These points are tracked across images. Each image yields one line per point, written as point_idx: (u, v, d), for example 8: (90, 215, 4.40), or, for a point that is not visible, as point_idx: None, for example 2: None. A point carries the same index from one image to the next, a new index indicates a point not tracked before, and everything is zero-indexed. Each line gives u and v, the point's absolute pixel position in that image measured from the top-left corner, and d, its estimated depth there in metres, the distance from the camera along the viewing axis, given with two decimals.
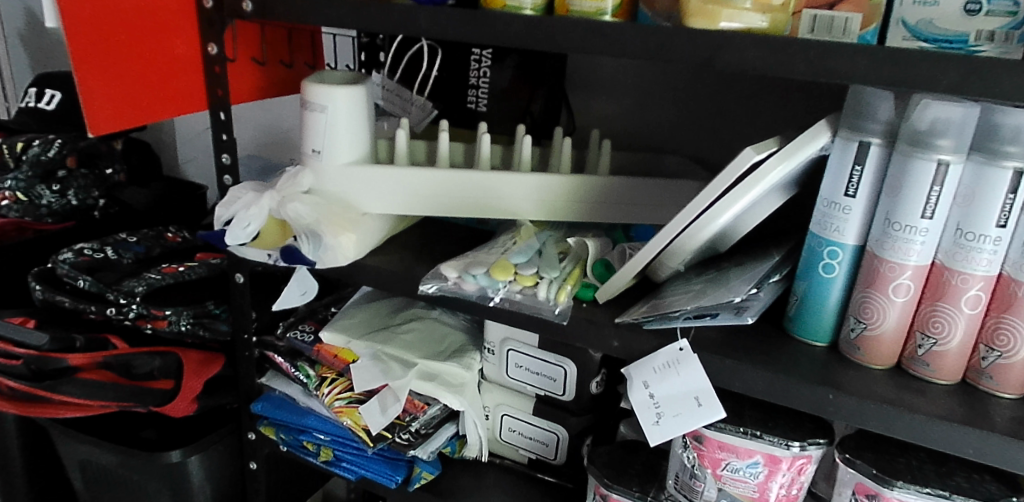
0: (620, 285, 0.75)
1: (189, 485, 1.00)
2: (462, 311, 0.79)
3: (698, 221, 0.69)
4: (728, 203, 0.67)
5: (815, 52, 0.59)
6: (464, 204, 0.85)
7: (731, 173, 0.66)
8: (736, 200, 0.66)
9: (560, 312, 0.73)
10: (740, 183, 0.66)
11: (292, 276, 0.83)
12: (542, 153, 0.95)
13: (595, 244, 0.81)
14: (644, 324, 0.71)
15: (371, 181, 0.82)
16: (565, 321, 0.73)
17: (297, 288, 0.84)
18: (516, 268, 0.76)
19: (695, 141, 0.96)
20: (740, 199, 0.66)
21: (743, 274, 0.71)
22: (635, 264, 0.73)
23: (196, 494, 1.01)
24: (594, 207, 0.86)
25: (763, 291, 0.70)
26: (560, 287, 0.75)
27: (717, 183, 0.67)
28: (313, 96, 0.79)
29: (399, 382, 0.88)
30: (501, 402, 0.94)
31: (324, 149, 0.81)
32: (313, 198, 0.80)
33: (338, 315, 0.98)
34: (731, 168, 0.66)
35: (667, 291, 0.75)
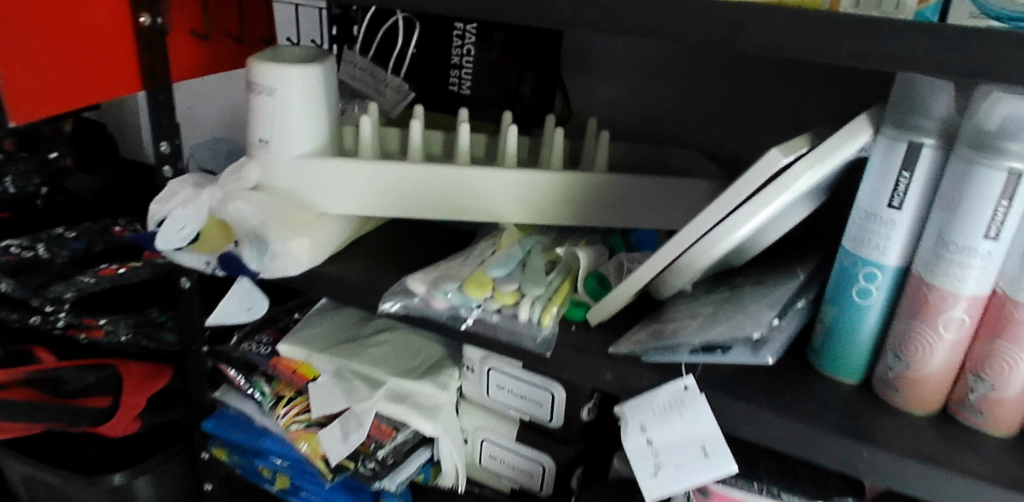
0: (616, 305, 0.64)
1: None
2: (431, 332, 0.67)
3: (710, 235, 0.57)
4: (750, 212, 0.55)
5: (862, 33, 0.47)
6: (438, 203, 0.74)
7: (753, 177, 0.54)
8: (760, 210, 0.55)
9: (542, 341, 0.62)
10: (765, 190, 0.54)
11: (236, 288, 0.73)
12: (532, 143, 0.83)
13: (587, 254, 0.69)
14: (641, 355, 0.60)
15: (328, 176, 0.71)
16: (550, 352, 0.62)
17: (240, 301, 0.73)
18: (494, 280, 0.66)
19: (707, 132, 0.84)
20: (765, 209, 0.55)
21: (761, 299, 0.60)
22: (635, 281, 0.62)
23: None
24: (587, 209, 0.74)
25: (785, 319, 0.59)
26: (544, 307, 0.64)
27: (737, 189, 0.55)
28: (259, 77, 0.67)
29: (363, 405, 0.78)
30: (480, 426, 0.85)
31: (273, 139, 0.69)
32: (260, 196, 0.69)
33: (299, 325, 0.87)
34: (754, 171, 0.54)
35: (672, 314, 0.64)
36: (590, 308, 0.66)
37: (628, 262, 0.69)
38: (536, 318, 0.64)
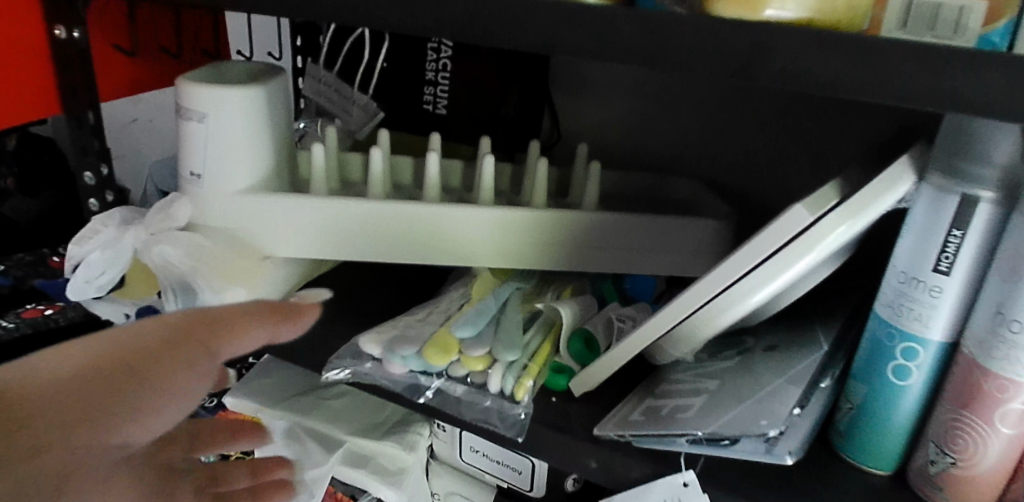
0: (604, 375, 0.54)
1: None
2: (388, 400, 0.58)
3: (718, 301, 0.47)
4: (767, 276, 0.45)
5: (916, 65, 0.37)
6: (403, 245, 0.63)
7: (771, 235, 0.44)
8: (779, 274, 0.45)
9: (515, 423, 0.52)
10: (786, 250, 0.44)
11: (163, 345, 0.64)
12: (514, 173, 0.73)
13: (570, 309, 0.59)
14: (631, 440, 0.50)
15: (271, 215, 0.60)
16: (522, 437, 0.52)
17: None
18: (461, 343, 0.56)
19: (714, 160, 0.74)
20: (785, 273, 0.45)
21: (777, 378, 0.50)
22: (626, 349, 0.52)
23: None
24: (574, 252, 0.64)
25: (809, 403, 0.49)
26: (518, 378, 0.54)
27: (752, 247, 0.45)
28: (190, 99, 0.57)
29: (317, 472, 0.70)
30: (452, 491, 0.75)
31: (207, 173, 0.59)
32: (191, 239, 0.59)
33: (249, 374, 0.77)
34: (773, 228, 0.44)
35: (671, 387, 0.54)
36: (573, 375, 0.56)
37: (618, 319, 0.59)
38: (509, 389, 0.54)
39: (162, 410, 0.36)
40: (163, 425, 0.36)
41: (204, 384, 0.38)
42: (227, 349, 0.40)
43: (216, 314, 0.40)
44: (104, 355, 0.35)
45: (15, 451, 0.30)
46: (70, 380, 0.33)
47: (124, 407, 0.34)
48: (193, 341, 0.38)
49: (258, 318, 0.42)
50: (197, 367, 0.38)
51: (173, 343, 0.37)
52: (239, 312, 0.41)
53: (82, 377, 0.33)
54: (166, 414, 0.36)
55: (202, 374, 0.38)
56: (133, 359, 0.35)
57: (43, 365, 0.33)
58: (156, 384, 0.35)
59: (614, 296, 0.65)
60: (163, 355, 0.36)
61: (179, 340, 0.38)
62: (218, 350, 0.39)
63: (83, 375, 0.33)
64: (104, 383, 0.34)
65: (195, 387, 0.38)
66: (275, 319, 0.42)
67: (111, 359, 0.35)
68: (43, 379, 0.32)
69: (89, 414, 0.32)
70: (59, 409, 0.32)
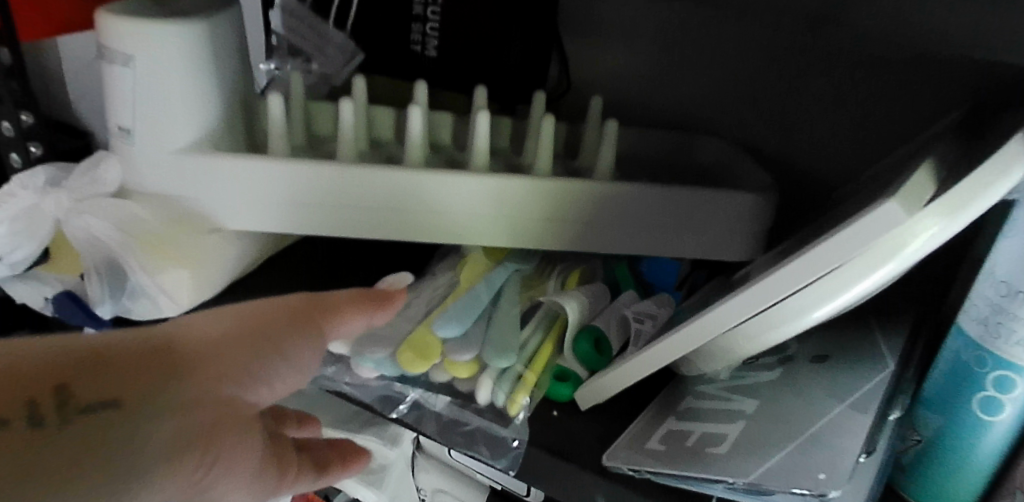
0: (616, 389, 0.45)
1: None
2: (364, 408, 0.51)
3: (769, 313, 0.37)
4: (833, 288, 0.36)
5: None
6: (384, 216, 0.51)
7: (847, 239, 0.34)
8: (848, 286, 0.35)
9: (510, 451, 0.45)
10: (862, 258, 0.34)
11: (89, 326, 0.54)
12: (516, 129, 0.62)
13: (576, 305, 0.49)
14: (647, 477, 0.41)
15: (218, 179, 0.48)
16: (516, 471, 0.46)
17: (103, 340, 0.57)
18: (444, 344, 0.47)
19: (752, 117, 0.63)
20: (857, 284, 0.35)
21: (833, 406, 0.41)
22: (645, 363, 0.43)
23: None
24: (590, 230, 0.53)
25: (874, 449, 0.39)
26: (513, 392, 0.45)
27: (818, 252, 0.34)
28: (110, 37, 0.46)
29: None
30: (439, 489, 0.66)
31: (137, 127, 0.47)
32: (121, 209, 0.48)
33: None
34: (850, 232, 0.33)
35: (697, 407, 0.45)
36: (579, 384, 0.48)
37: (635, 319, 0.50)
38: (500, 403, 0.46)
39: (282, 376, 0.35)
40: (289, 388, 0.36)
41: (314, 352, 0.36)
42: (339, 333, 0.37)
43: (326, 296, 0.37)
44: (246, 321, 0.35)
45: (165, 407, 0.31)
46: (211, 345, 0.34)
47: (264, 374, 0.35)
48: (310, 320, 0.36)
49: (371, 308, 0.37)
50: (311, 349, 0.36)
51: (296, 321, 0.36)
52: (347, 301, 0.37)
53: (225, 344, 0.34)
54: (294, 379, 0.36)
55: (313, 353, 0.36)
56: (263, 328, 0.35)
57: (190, 327, 0.34)
58: (284, 357, 0.35)
59: (629, 284, 0.56)
60: (287, 329, 0.35)
61: (297, 319, 0.36)
62: (330, 332, 0.36)
63: (224, 341, 0.34)
64: (239, 348, 0.34)
65: (310, 359, 0.36)
66: (370, 308, 0.37)
67: (249, 326, 0.35)
68: (210, 337, 0.34)
69: (232, 379, 0.34)
70: (223, 365, 0.34)
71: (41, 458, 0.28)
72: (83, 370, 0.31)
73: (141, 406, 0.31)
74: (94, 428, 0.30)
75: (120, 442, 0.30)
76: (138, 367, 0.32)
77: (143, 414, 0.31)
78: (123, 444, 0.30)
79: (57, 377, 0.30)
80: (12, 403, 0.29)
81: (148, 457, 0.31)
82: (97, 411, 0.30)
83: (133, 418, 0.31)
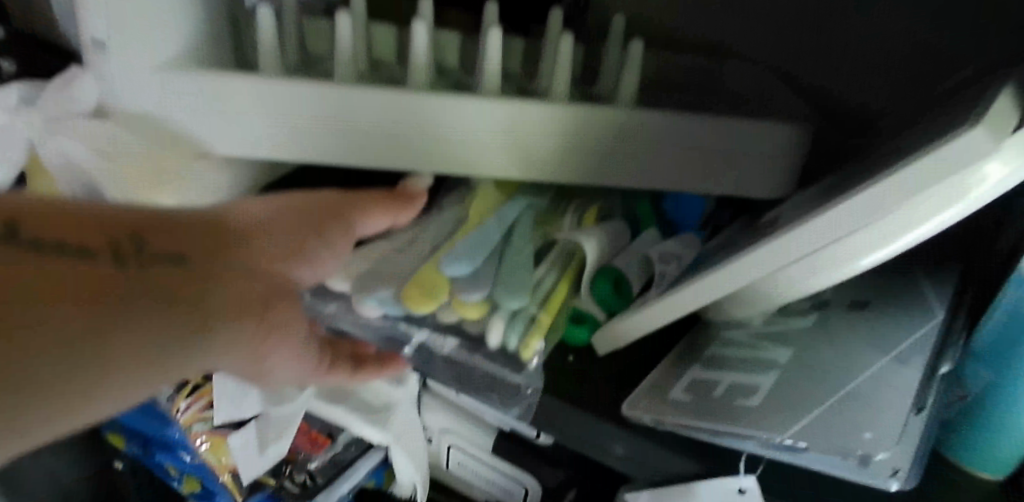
0: (638, 336, 0.42)
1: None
2: (369, 349, 0.49)
3: (818, 252, 0.34)
4: (889, 232, 0.32)
5: None
6: (387, 144, 0.46)
7: (910, 180, 0.30)
8: (905, 230, 0.32)
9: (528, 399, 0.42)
10: (922, 199, 0.31)
11: None
12: (530, 50, 0.57)
13: (595, 243, 0.46)
14: (672, 430, 0.39)
15: (204, 100, 0.44)
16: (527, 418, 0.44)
17: None
18: (452, 282, 0.44)
19: (791, 40, 0.58)
20: (916, 228, 0.32)
21: (876, 358, 0.37)
22: (669, 308, 0.39)
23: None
24: (613, 164, 0.47)
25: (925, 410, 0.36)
26: (525, 336, 0.42)
27: (877, 194, 0.31)
28: None
29: (284, 411, 0.56)
30: (446, 429, 0.63)
31: (112, 39, 0.42)
32: (95, 129, 0.44)
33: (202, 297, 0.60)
34: (910, 171, 0.30)
35: (722, 354, 0.41)
36: (597, 327, 0.45)
37: (659, 261, 0.47)
38: (511, 347, 0.42)
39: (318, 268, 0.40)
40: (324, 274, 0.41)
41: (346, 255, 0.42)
42: (364, 231, 0.42)
43: (356, 196, 0.42)
44: (288, 211, 0.40)
45: (222, 270, 0.35)
46: (260, 225, 0.38)
47: (304, 255, 0.39)
48: (337, 218, 0.41)
49: (400, 210, 0.43)
50: (344, 238, 0.41)
51: (335, 216, 0.41)
52: (391, 199, 0.43)
53: (273, 225, 0.39)
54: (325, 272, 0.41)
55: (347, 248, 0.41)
56: (308, 210, 0.40)
57: (236, 208, 0.39)
58: (320, 243, 0.40)
59: (650, 221, 0.52)
60: (324, 228, 0.40)
61: (332, 211, 0.41)
62: (359, 229, 0.42)
63: (266, 223, 0.39)
64: (290, 226, 0.39)
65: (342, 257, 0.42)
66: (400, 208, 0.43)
67: (290, 218, 0.39)
68: (258, 221, 0.39)
69: (277, 254, 0.38)
70: (270, 243, 0.38)
71: (132, 288, 0.31)
72: (153, 228, 0.34)
73: (211, 263, 0.35)
74: (174, 274, 0.33)
75: (193, 296, 0.33)
76: (194, 237, 0.35)
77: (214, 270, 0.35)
78: (188, 294, 0.33)
79: (130, 227, 0.33)
80: (97, 245, 0.32)
81: (216, 311, 0.34)
82: (176, 260, 0.34)
83: (199, 272, 0.34)
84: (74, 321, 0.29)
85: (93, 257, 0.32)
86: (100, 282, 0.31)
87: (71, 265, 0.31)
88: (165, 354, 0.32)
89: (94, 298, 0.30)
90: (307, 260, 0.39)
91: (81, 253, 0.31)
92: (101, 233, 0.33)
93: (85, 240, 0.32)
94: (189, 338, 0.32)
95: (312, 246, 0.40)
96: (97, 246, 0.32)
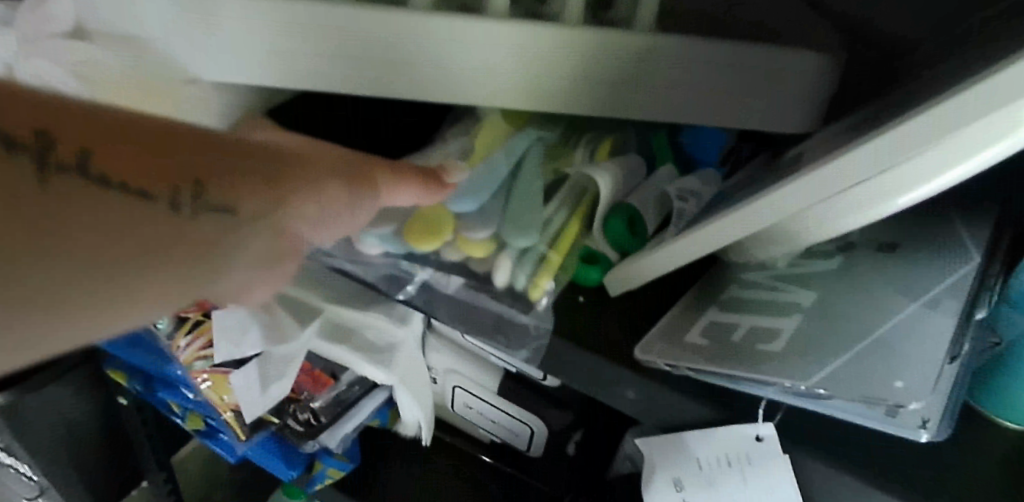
0: (653, 276, 0.40)
1: (42, 443, 0.69)
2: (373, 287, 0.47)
3: (852, 190, 0.31)
4: (923, 173, 0.29)
5: None
6: (384, 70, 0.43)
7: (956, 116, 0.26)
8: (940, 172, 0.29)
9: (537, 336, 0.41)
10: (961, 138, 0.27)
11: None
12: None
13: (608, 179, 0.43)
14: (687, 374, 0.37)
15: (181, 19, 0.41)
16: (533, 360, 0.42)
17: None
18: (457, 221, 0.43)
19: None
20: (954, 169, 0.28)
21: (905, 304, 0.35)
22: (687, 249, 0.37)
23: (43, 456, 0.70)
24: (626, 90, 0.43)
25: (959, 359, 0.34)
26: (533, 275, 0.41)
27: (911, 132, 0.27)
28: None
29: (287, 349, 0.55)
30: (451, 370, 0.61)
31: None
32: (77, 51, 0.42)
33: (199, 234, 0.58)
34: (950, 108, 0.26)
35: (743, 298, 0.40)
36: (609, 267, 0.43)
37: (678, 198, 0.44)
38: (520, 287, 0.41)
39: (338, 229, 0.37)
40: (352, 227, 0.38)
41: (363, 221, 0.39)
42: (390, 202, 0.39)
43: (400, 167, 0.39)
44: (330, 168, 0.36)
45: (259, 225, 0.32)
46: (305, 176, 0.35)
47: (336, 215, 0.36)
48: (382, 181, 0.38)
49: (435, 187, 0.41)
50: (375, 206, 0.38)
51: (370, 181, 0.37)
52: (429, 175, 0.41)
53: (320, 180, 0.35)
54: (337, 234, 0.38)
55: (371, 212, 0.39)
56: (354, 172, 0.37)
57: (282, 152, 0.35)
58: (355, 208, 0.37)
59: (666, 157, 0.50)
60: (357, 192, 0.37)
61: (376, 177, 0.38)
62: (384, 200, 0.39)
63: (314, 177, 0.35)
64: (333, 183, 0.36)
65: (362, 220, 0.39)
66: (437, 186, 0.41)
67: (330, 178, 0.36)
68: (295, 165, 0.35)
69: (317, 214, 0.35)
70: (311, 199, 0.35)
71: (160, 241, 0.28)
72: (210, 169, 0.30)
73: (251, 220, 0.31)
74: (213, 228, 0.29)
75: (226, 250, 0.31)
76: (247, 182, 0.32)
77: (247, 224, 0.31)
78: (221, 253, 0.30)
79: (192, 174, 0.29)
80: (152, 182, 0.28)
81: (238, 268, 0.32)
82: (222, 211, 0.30)
83: (237, 227, 0.31)
84: (97, 275, 0.25)
85: (141, 199, 0.27)
86: (132, 233, 0.27)
87: (125, 204, 0.26)
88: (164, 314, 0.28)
89: (143, 246, 0.27)
90: (338, 222, 0.37)
91: (138, 196, 0.27)
92: (159, 174, 0.28)
93: (138, 178, 0.27)
94: (196, 293, 0.30)
95: (349, 207, 0.37)
96: (152, 187, 0.27)
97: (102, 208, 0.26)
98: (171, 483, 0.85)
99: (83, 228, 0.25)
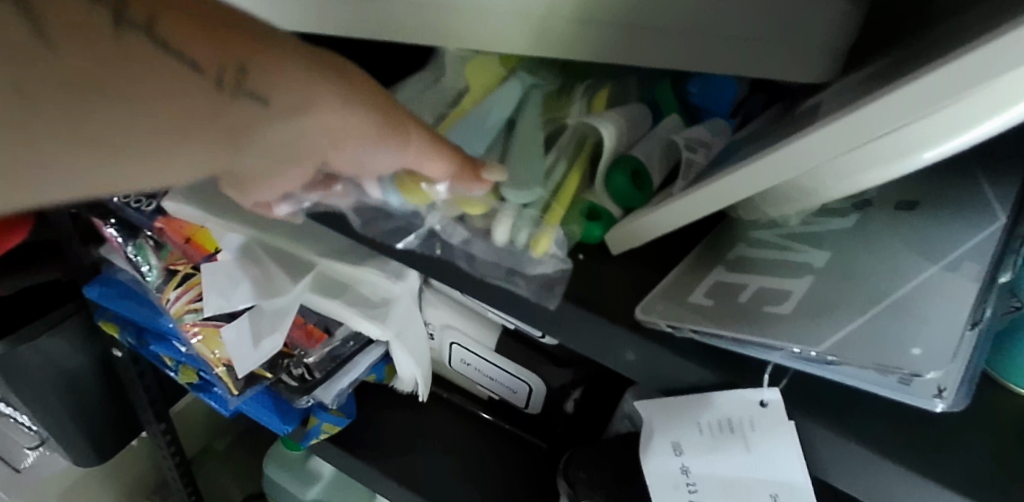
0: (657, 234, 0.38)
1: (40, 394, 0.69)
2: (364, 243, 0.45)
3: (874, 143, 0.28)
4: (948, 128, 0.27)
5: None
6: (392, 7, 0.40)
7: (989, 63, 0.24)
8: (964, 127, 0.26)
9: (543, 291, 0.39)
10: (997, 85, 0.24)
11: None
12: None
13: (613, 131, 0.41)
14: (690, 336, 0.35)
15: None
16: (554, 305, 0.38)
17: None
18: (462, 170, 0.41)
19: None
20: (982, 124, 0.26)
21: (924, 266, 0.33)
22: (695, 205, 0.35)
23: (39, 406, 0.70)
24: (635, 33, 0.40)
25: (980, 324, 0.32)
26: (539, 229, 0.39)
27: (937, 81, 0.25)
28: None
29: (277, 302, 0.54)
30: (447, 326, 0.60)
31: None
32: None
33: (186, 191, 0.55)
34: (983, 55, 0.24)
35: (753, 257, 0.38)
36: (612, 224, 0.41)
37: (686, 149, 0.42)
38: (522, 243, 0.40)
39: (375, 157, 0.34)
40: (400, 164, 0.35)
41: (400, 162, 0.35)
42: (420, 160, 0.35)
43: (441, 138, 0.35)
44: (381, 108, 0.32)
45: (276, 133, 0.30)
46: (360, 104, 0.31)
47: (366, 152, 0.33)
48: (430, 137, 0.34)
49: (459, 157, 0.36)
50: (415, 157, 0.34)
51: (406, 122, 0.33)
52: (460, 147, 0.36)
53: (369, 117, 0.32)
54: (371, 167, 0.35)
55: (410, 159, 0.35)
56: (407, 117, 0.33)
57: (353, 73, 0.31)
58: (387, 152, 0.33)
59: (671, 105, 0.47)
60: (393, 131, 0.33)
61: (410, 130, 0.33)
62: (416, 154, 0.34)
63: (368, 111, 0.32)
64: (385, 123, 0.32)
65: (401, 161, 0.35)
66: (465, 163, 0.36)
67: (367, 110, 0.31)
68: (362, 86, 0.31)
69: (346, 144, 0.32)
70: (350, 129, 0.31)
71: (188, 114, 0.27)
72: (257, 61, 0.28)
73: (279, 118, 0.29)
74: (243, 116, 0.28)
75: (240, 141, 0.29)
76: (295, 80, 0.29)
77: (279, 118, 0.29)
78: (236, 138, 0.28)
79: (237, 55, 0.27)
80: (197, 52, 0.26)
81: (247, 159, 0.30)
82: (258, 103, 0.28)
83: (250, 130, 0.29)
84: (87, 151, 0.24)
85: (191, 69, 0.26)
86: (166, 101, 0.26)
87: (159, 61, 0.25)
88: (179, 183, 0.28)
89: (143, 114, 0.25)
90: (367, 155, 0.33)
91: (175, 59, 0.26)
92: (205, 42, 0.26)
93: (188, 45, 0.26)
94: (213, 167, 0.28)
95: (382, 148, 0.33)
96: (195, 53, 0.26)
97: (143, 69, 0.25)
98: (171, 433, 0.84)
99: (121, 83, 0.25)
